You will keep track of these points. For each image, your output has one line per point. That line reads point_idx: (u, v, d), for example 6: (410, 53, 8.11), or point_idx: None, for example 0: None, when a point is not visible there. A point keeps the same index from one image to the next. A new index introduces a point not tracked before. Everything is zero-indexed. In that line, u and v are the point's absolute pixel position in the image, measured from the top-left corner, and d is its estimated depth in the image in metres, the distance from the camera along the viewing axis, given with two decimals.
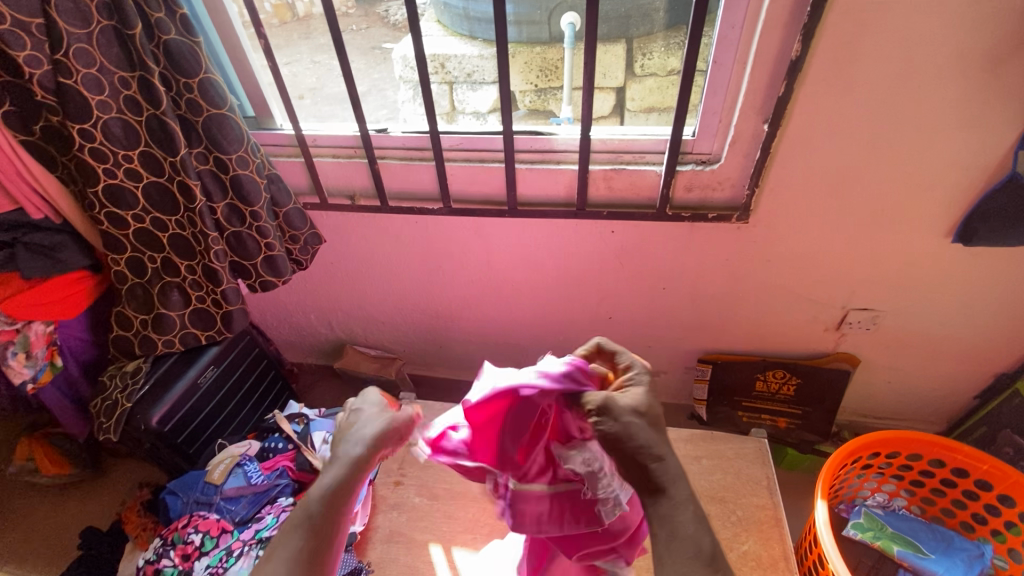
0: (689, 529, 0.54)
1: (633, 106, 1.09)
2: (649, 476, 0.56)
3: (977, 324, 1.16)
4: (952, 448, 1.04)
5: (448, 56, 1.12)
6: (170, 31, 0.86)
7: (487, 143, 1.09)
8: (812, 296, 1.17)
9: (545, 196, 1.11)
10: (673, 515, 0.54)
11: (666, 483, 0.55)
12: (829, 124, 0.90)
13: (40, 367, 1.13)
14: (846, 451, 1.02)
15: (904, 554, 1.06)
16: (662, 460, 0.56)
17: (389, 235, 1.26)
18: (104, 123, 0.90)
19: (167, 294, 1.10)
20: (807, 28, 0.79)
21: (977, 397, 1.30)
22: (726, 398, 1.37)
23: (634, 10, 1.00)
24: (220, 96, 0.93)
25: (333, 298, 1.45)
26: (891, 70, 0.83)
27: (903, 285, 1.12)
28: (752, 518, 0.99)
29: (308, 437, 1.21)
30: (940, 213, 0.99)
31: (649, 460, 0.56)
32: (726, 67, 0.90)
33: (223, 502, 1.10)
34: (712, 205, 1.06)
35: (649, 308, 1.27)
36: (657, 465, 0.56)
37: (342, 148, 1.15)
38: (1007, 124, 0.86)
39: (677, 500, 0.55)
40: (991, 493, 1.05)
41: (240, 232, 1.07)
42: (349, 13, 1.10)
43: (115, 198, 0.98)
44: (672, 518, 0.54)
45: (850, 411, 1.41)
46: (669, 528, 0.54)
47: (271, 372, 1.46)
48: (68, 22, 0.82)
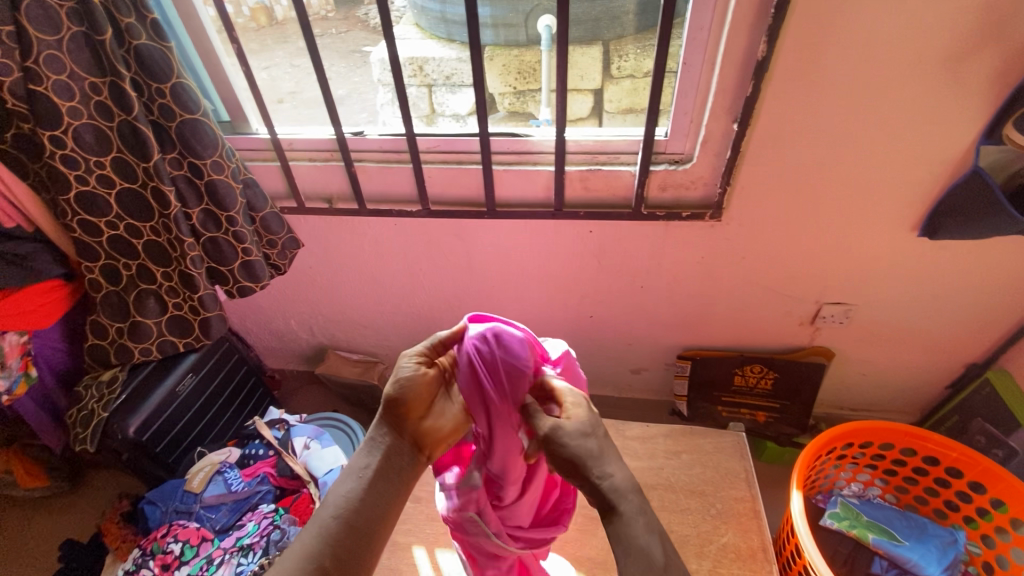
0: (641, 541, 0.54)
1: (610, 108, 1.10)
2: (600, 493, 0.57)
3: (945, 316, 1.19)
4: (923, 436, 1.07)
5: (427, 58, 1.12)
6: (141, 36, 0.85)
7: (465, 145, 1.09)
8: (786, 291, 1.20)
9: (523, 197, 1.12)
10: (619, 535, 0.55)
11: (618, 502, 0.56)
12: (795, 123, 0.92)
13: (15, 378, 1.11)
14: (821, 443, 1.04)
15: (879, 542, 1.08)
16: (609, 475, 0.57)
17: (369, 238, 1.25)
18: (74, 130, 0.89)
19: (143, 301, 1.09)
20: (771, 29, 0.81)
21: (948, 386, 1.34)
22: (705, 393, 1.39)
23: (604, 13, 1.02)
24: (193, 100, 0.92)
25: (314, 303, 1.44)
26: (853, 69, 0.85)
27: (873, 279, 1.15)
28: (731, 510, 1.01)
29: (288, 443, 1.20)
30: (905, 208, 1.02)
31: (596, 480, 0.57)
32: (695, 68, 0.92)
33: (202, 510, 1.09)
34: (685, 203, 1.08)
35: (628, 306, 1.28)
36: (604, 482, 0.57)
37: (319, 152, 1.14)
38: (967, 121, 0.89)
39: (629, 513, 0.55)
40: (962, 480, 1.07)
41: (216, 237, 1.06)
42: (327, 17, 1.11)
43: (87, 205, 0.96)
44: (622, 536, 0.55)
45: (827, 404, 1.44)
46: (628, 545, 0.54)
47: (252, 379, 1.45)
48: (37, 28, 0.81)
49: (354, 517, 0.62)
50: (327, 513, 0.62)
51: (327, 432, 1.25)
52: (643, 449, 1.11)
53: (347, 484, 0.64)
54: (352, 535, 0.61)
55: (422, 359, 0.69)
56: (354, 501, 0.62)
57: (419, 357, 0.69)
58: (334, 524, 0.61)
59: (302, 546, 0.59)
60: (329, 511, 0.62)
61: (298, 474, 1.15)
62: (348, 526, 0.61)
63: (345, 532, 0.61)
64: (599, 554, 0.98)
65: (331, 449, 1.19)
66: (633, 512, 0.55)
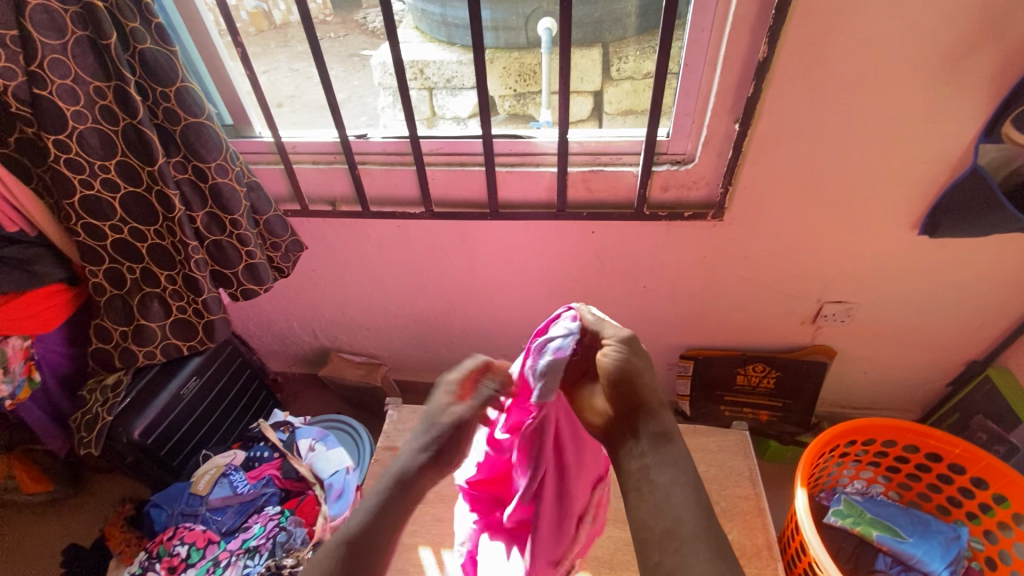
0: (679, 465, 0.62)
1: (610, 110, 1.11)
2: (659, 422, 0.65)
3: (946, 313, 1.20)
4: (926, 433, 1.07)
5: (427, 62, 1.13)
6: (146, 41, 0.86)
7: (467, 147, 1.10)
8: (788, 290, 1.21)
9: (525, 198, 1.13)
10: (653, 463, 0.62)
11: (662, 436, 0.64)
12: (796, 123, 0.93)
13: (18, 383, 1.11)
14: (824, 440, 1.05)
15: (883, 538, 1.09)
16: (657, 415, 0.65)
17: (372, 241, 1.26)
18: (79, 134, 0.89)
19: (147, 305, 1.09)
20: (772, 30, 0.82)
21: (949, 384, 1.35)
22: (708, 393, 1.39)
23: (606, 15, 1.02)
24: (197, 104, 0.93)
25: (317, 305, 1.44)
26: (853, 69, 0.86)
27: (874, 278, 1.16)
28: (736, 509, 1.01)
29: (293, 445, 1.20)
30: (906, 206, 1.03)
31: (642, 411, 0.65)
32: (697, 69, 0.93)
33: (208, 513, 1.09)
34: (688, 204, 1.08)
35: (631, 306, 1.29)
36: (650, 416, 0.65)
37: (322, 155, 1.15)
38: (966, 120, 0.90)
39: (678, 443, 0.64)
40: (965, 476, 1.08)
41: (220, 240, 1.06)
42: (326, 21, 1.11)
43: (92, 209, 0.97)
44: (660, 465, 0.62)
45: (829, 402, 1.45)
46: (666, 474, 0.61)
47: (255, 382, 1.45)
48: (43, 33, 0.81)
49: (371, 531, 0.66)
50: (348, 527, 0.66)
51: (332, 434, 1.25)
52: None
53: (370, 502, 0.68)
54: (360, 556, 0.64)
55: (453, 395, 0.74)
56: (372, 517, 0.67)
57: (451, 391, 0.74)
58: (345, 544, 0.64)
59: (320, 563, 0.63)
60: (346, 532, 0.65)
61: (304, 476, 1.15)
62: (364, 538, 0.65)
63: (361, 545, 0.65)
64: (606, 554, 0.98)
65: (337, 451, 1.19)
66: (677, 453, 0.63)
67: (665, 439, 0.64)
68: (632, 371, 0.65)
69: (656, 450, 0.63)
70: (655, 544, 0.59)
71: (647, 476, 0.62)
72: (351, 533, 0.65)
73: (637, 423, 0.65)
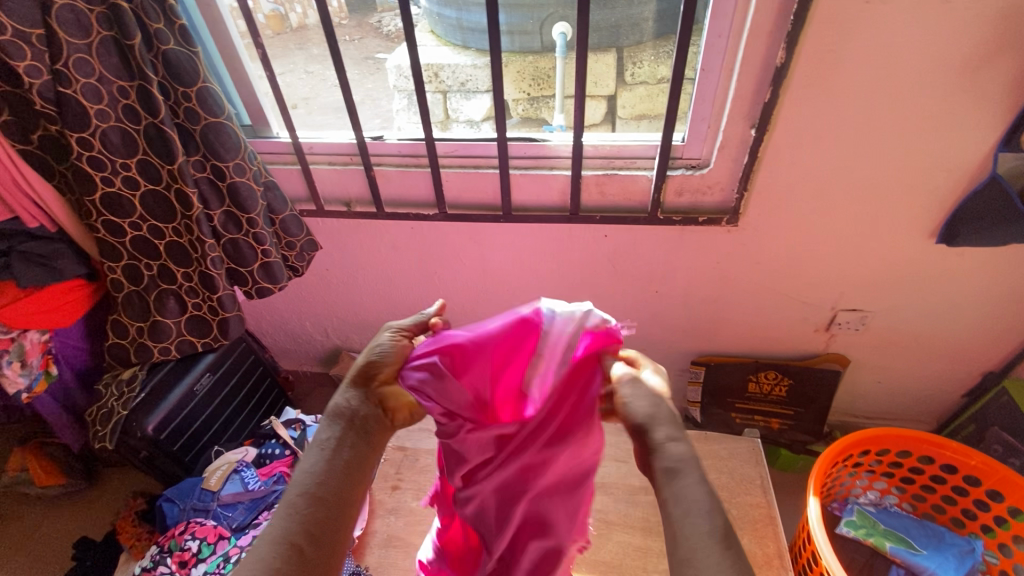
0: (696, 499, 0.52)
1: (624, 114, 1.12)
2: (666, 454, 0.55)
3: (962, 324, 1.19)
4: (942, 444, 1.06)
5: (442, 65, 1.14)
6: (169, 41, 0.87)
7: (480, 150, 1.10)
8: (801, 297, 1.20)
9: (538, 201, 1.13)
10: (672, 497, 0.53)
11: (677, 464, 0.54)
12: (812, 130, 0.93)
13: (35, 376, 1.13)
14: (837, 449, 1.04)
15: (897, 550, 1.07)
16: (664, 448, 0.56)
17: (385, 242, 1.27)
18: (102, 132, 0.91)
19: (163, 302, 1.10)
20: (790, 37, 0.82)
21: (965, 395, 1.33)
22: (719, 399, 1.38)
23: (623, 20, 1.02)
24: (218, 104, 0.94)
25: (329, 305, 1.45)
26: (871, 77, 0.86)
27: (890, 287, 1.15)
28: (747, 517, 1.00)
29: (304, 442, 1.21)
30: (922, 215, 1.02)
31: (654, 437, 0.57)
32: (713, 75, 0.93)
33: (219, 508, 1.11)
34: (702, 208, 1.08)
35: (643, 311, 1.29)
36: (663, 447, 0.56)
37: (338, 156, 1.16)
38: (985, 130, 0.90)
39: (692, 475, 0.53)
40: (981, 488, 1.06)
41: (237, 238, 1.07)
42: (342, 24, 1.12)
43: (112, 206, 0.98)
44: (676, 497, 0.53)
45: (841, 411, 1.43)
46: (684, 504, 0.52)
47: (267, 380, 1.46)
48: (69, 33, 0.83)
49: (319, 487, 0.57)
50: (293, 493, 0.57)
51: None
52: None
53: (312, 460, 0.59)
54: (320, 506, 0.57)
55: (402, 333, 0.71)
56: (318, 471, 0.58)
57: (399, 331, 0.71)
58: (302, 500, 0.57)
59: (272, 527, 0.55)
60: (296, 489, 0.57)
61: None
62: (313, 496, 0.57)
63: (311, 503, 0.56)
64: (615, 559, 0.98)
65: None
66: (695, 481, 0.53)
67: (680, 471, 0.54)
68: (658, 410, 0.58)
69: (670, 484, 0.54)
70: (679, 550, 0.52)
71: (669, 506, 0.53)
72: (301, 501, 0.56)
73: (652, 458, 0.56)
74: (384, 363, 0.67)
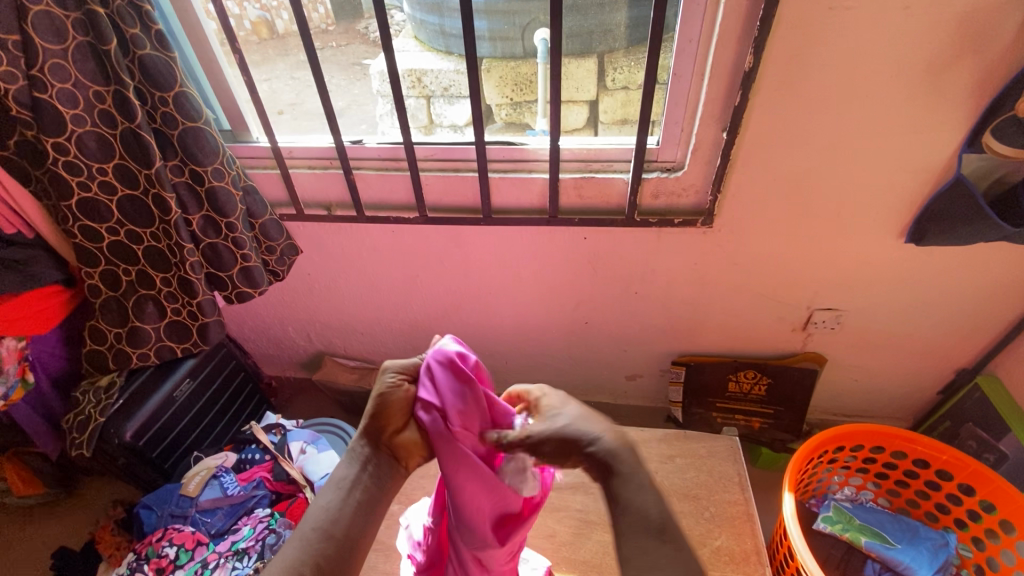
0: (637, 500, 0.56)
1: (605, 119, 1.12)
2: (597, 457, 0.58)
3: (935, 322, 1.21)
4: (912, 439, 1.08)
5: (424, 71, 1.16)
6: (145, 46, 0.88)
7: (461, 153, 1.11)
8: (778, 297, 1.22)
9: (518, 204, 1.14)
10: (620, 503, 0.56)
11: (613, 467, 0.57)
12: (781, 133, 0.95)
13: (12, 384, 1.12)
14: (813, 445, 1.05)
15: (872, 544, 1.09)
16: (597, 444, 0.59)
17: (367, 245, 1.27)
18: (77, 137, 0.90)
19: (142, 307, 1.10)
20: (757, 42, 0.84)
21: (941, 392, 1.35)
22: (700, 399, 1.40)
23: (597, 27, 1.04)
24: (195, 109, 0.94)
25: (312, 310, 1.45)
26: (836, 82, 0.88)
27: (862, 286, 1.17)
28: (724, 514, 1.01)
29: (284, 447, 1.20)
30: (891, 215, 1.04)
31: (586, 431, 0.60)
32: (685, 80, 0.94)
33: (197, 514, 1.09)
34: (678, 210, 1.10)
35: (623, 312, 1.30)
36: (598, 449, 0.58)
37: (319, 160, 1.17)
38: (948, 132, 0.92)
39: (627, 477, 0.57)
40: (952, 482, 1.08)
41: (216, 243, 1.07)
42: (327, 30, 1.13)
43: (88, 211, 0.98)
44: (625, 497, 0.56)
45: (821, 410, 1.45)
46: (631, 501, 0.56)
47: (249, 386, 1.45)
48: (44, 38, 0.83)
49: (333, 526, 0.62)
50: (308, 526, 0.62)
51: (324, 437, 1.26)
52: None
53: (327, 495, 0.64)
54: (333, 539, 0.61)
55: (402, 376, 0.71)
56: (334, 511, 0.63)
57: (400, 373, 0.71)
58: (318, 535, 0.61)
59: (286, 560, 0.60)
60: (312, 522, 0.62)
61: (294, 479, 1.16)
62: (327, 535, 0.61)
63: (327, 541, 0.61)
64: (594, 558, 0.98)
65: (328, 454, 1.20)
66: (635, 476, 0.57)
67: (616, 464, 0.57)
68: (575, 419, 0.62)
69: (612, 492, 0.57)
70: (624, 554, 0.54)
71: (624, 508, 0.56)
72: (314, 545, 0.60)
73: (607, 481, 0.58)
74: (392, 407, 0.68)
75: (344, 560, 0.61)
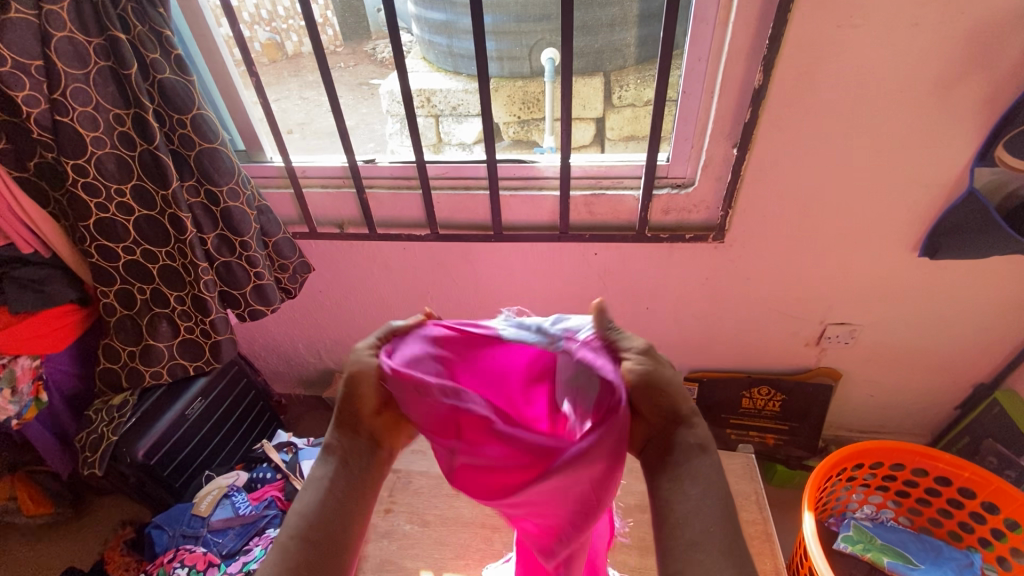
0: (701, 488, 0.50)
1: (612, 136, 1.15)
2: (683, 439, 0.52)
3: (950, 335, 1.20)
4: (934, 457, 1.06)
5: (433, 91, 1.17)
6: (165, 71, 0.90)
7: (471, 172, 1.12)
8: (790, 312, 1.21)
9: (529, 221, 1.15)
10: (682, 480, 0.51)
11: (692, 451, 0.52)
12: (790, 150, 0.96)
13: (25, 403, 1.13)
14: (830, 463, 1.03)
15: (894, 565, 1.07)
16: (692, 424, 0.53)
17: (378, 263, 1.28)
18: (97, 159, 0.92)
19: (156, 325, 1.10)
20: (766, 60, 0.85)
21: (958, 407, 1.34)
22: (714, 416, 1.39)
23: (607, 46, 1.05)
24: (212, 131, 0.96)
25: (323, 327, 1.46)
26: (844, 99, 0.89)
27: (876, 300, 1.16)
28: (742, 534, 1.00)
29: (296, 466, 1.21)
30: (905, 230, 1.04)
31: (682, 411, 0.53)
32: (694, 97, 0.95)
33: (210, 535, 1.09)
34: (688, 226, 1.10)
35: (634, 328, 1.30)
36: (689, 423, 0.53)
37: (331, 179, 1.18)
38: (960, 146, 0.92)
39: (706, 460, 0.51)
40: (976, 500, 1.06)
41: (230, 262, 1.08)
42: (336, 51, 1.13)
43: (106, 231, 0.99)
44: (690, 482, 0.50)
45: (836, 426, 1.44)
46: (698, 489, 0.50)
47: (259, 404, 1.45)
48: (66, 63, 0.85)
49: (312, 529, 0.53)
50: (284, 534, 0.53)
51: None
52: None
53: (307, 498, 0.55)
54: (314, 551, 0.52)
55: (376, 358, 0.56)
56: (306, 514, 0.53)
57: (373, 354, 0.56)
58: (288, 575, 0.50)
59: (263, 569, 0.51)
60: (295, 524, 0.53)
61: None
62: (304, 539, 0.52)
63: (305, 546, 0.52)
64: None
65: None
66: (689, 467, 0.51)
67: (700, 452, 0.52)
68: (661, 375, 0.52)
69: (676, 477, 0.51)
70: (681, 542, 0.48)
71: (676, 498, 0.50)
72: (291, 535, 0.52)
73: (668, 440, 0.52)
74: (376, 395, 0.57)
75: (336, 547, 0.53)
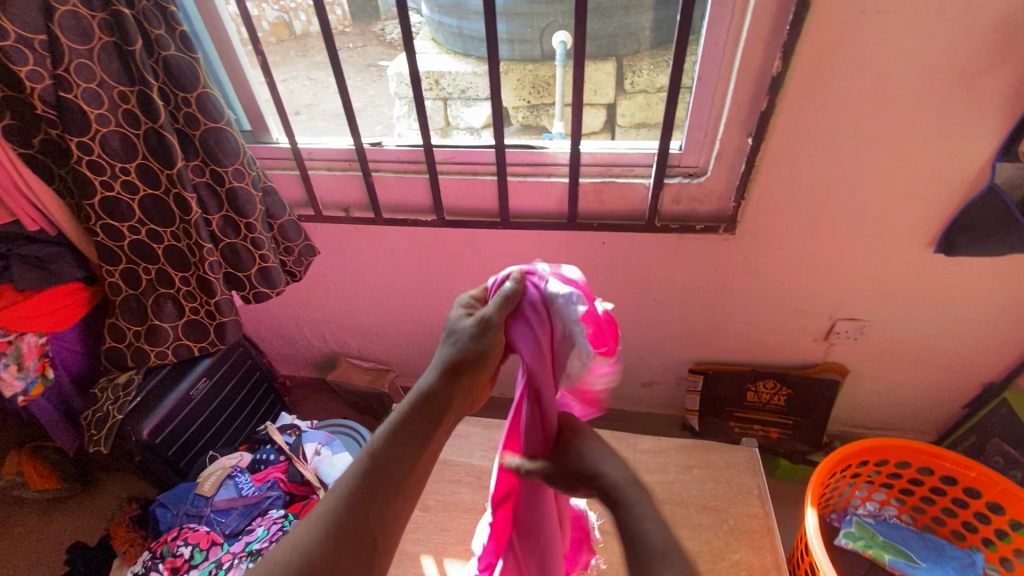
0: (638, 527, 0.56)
1: (623, 122, 1.11)
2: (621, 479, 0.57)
3: (962, 334, 1.18)
4: (940, 455, 1.05)
5: (443, 73, 1.15)
6: (170, 47, 0.88)
7: (479, 157, 1.11)
8: (799, 306, 1.19)
9: (536, 208, 1.13)
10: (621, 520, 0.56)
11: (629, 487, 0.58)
12: (806, 140, 0.94)
13: (32, 379, 1.13)
14: (834, 459, 1.02)
15: (896, 563, 1.08)
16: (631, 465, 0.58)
17: (383, 248, 1.27)
18: (101, 136, 0.91)
19: (161, 305, 1.10)
20: (787, 46, 0.82)
21: (965, 406, 1.32)
22: (717, 408, 1.38)
23: (620, 30, 1.02)
24: (218, 110, 0.94)
25: (328, 311, 1.45)
26: (865, 88, 0.86)
27: (887, 296, 1.14)
28: (744, 527, 0.99)
29: (299, 449, 1.21)
30: (921, 225, 1.02)
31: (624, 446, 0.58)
32: (710, 83, 0.93)
33: (213, 514, 1.10)
34: (700, 216, 1.08)
35: (640, 319, 1.29)
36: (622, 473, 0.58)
37: (338, 162, 1.17)
38: (983, 140, 0.90)
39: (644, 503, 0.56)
40: (980, 500, 1.06)
41: (235, 243, 1.07)
42: (345, 31, 1.12)
43: (110, 210, 0.98)
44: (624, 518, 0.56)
45: (840, 422, 1.43)
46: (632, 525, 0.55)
47: (264, 385, 1.46)
48: (70, 38, 0.83)
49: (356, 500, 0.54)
50: (331, 503, 0.53)
51: (337, 439, 1.27)
52: (654, 463, 1.10)
53: (362, 467, 0.55)
54: (351, 533, 0.52)
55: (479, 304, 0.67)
56: (352, 486, 0.54)
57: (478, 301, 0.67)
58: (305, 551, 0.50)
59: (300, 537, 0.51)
60: (333, 503, 0.53)
61: (307, 480, 1.17)
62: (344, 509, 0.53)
63: (350, 527, 0.52)
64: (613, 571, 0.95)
65: (341, 456, 1.21)
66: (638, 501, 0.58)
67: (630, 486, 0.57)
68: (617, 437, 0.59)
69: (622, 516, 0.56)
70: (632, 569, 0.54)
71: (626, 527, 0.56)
72: (333, 507, 0.53)
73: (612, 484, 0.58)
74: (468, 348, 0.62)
75: (369, 529, 0.53)
